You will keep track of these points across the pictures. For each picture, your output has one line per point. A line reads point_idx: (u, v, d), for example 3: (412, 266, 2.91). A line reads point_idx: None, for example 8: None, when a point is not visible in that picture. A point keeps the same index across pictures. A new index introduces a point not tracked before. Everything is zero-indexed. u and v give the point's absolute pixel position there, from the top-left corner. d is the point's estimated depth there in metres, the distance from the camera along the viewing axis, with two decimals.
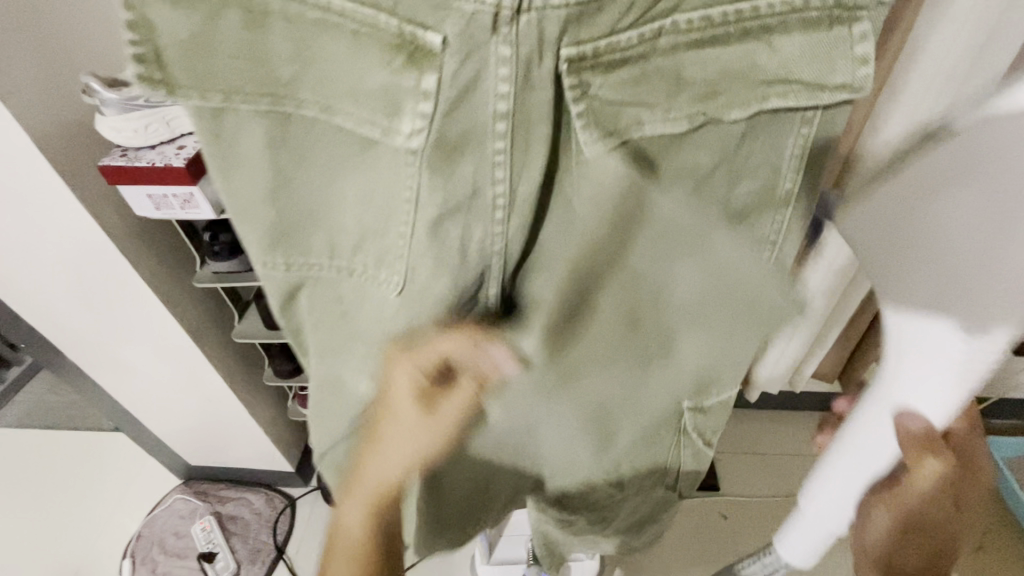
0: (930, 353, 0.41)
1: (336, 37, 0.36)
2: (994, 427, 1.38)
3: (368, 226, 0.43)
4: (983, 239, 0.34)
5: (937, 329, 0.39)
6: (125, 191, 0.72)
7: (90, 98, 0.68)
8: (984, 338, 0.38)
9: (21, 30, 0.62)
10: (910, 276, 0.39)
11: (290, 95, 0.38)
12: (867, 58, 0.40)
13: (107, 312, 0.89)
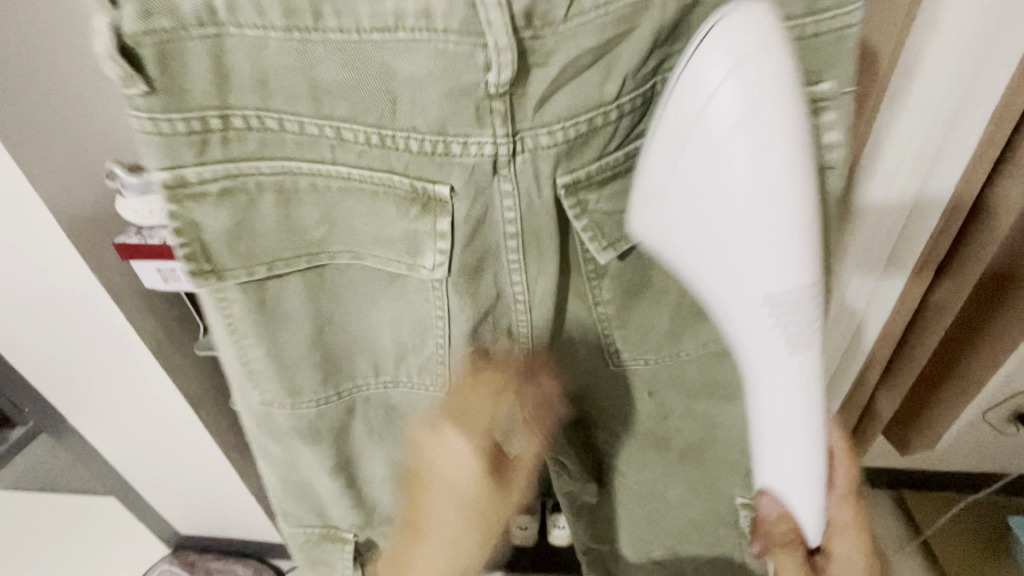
0: (779, 260, 0.31)
1: (386, 198, 0.35)
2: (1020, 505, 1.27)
3: (404, 341, 0.42)
4: (770, 239, 0.30)
5: (769, 265, 0.31)
6: (137, 266, 0.73)
7: (112, 182, 0.70)
8: (800, 277, 0.31)
9: (53, 124, 0.64)
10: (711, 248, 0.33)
11: (327, 249, 0.38)
12: (837, 142, 0.40)
13: (108, 379, 0.87)
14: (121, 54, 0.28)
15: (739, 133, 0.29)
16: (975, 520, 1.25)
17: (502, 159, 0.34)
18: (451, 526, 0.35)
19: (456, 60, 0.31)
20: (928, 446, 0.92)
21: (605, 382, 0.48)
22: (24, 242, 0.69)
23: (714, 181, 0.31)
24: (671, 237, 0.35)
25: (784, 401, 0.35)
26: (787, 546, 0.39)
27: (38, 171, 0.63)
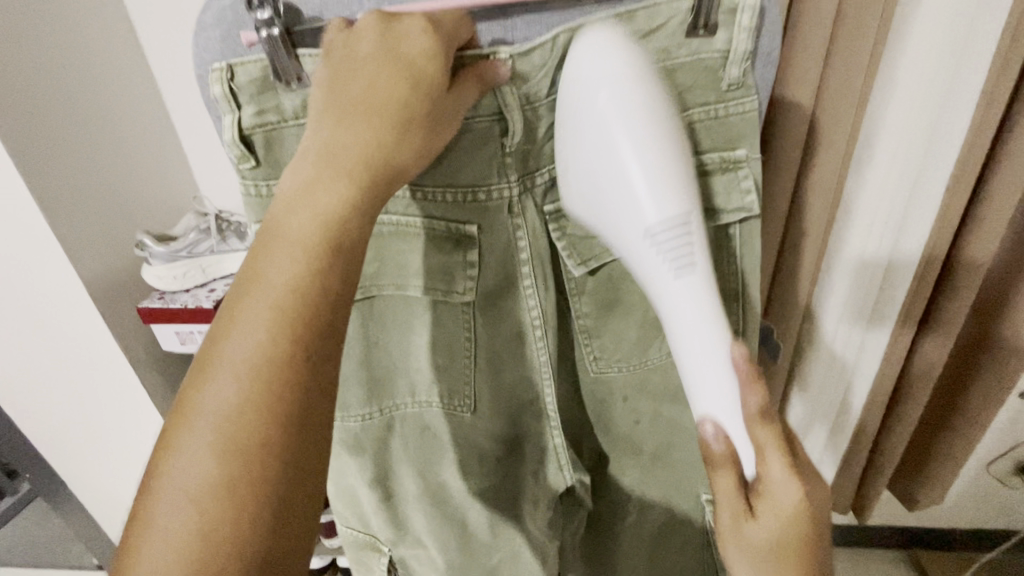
0: (652, 192, 0.35)
1: (427, 240, 0.38)
2: None
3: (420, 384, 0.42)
4: (643, 159, 0.35)
5: (633, 204, 0.35)
6: (157, 329, 0.77)
7: (141, 251, 0.77)
8: (677, 207, 0.35)
9: (92, 199, 0.71)
10: (599, 195, 0.37)
11: (375, 282, 0.39)
12: (752, 191, 0.41)
13: (115, 447, 0.88)
14: (238, 140, 0.35)
15: (602, 91, 0.34)
16: None
17: (515, 199, 0.39)
18: (222, 404, 0.28)
19: (485, 131, 0.37)
20: (937, 500, 0.92)
21: (613, 411, 0.50)
22: (51, 309, 0.73)
23: (611, 130, 0.35)
24: (587, 204, 0.38)
25: (685, 311, 0.36)
26: (719, 463, 0.36)
27: (75, 240, 0.69)
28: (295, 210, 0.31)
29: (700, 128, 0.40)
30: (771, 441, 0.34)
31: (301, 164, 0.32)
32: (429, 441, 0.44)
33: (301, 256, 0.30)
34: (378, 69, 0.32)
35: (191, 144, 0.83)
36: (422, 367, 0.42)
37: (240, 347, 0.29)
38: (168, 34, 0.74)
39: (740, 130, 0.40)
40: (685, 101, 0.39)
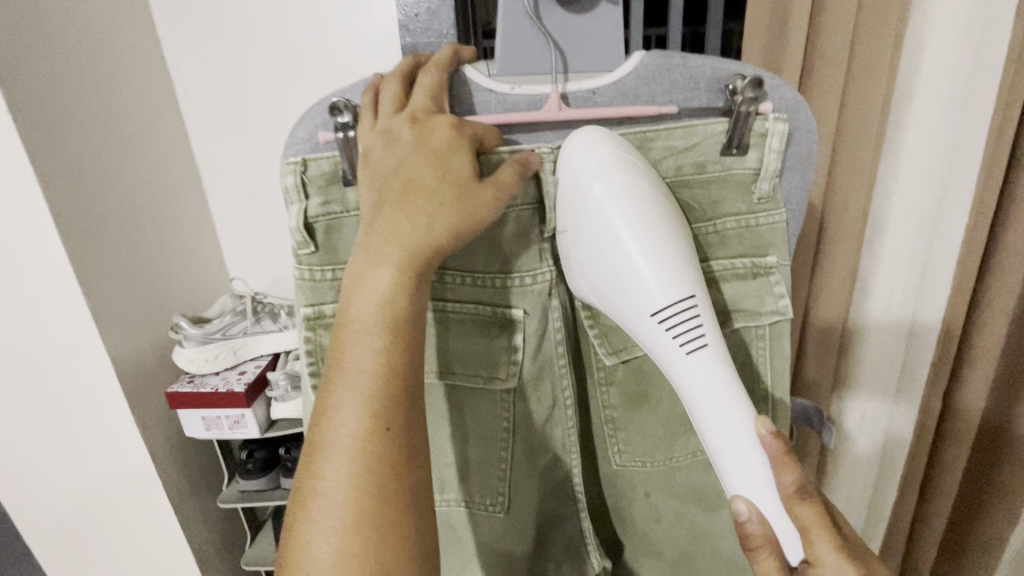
0: (658, 278, 0.35)
1: (472, 325, 0.38)
2: None
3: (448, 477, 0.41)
4: (646, 250, 0.35)
5: (646, 290, 0.35)
6: (181, 414, 0.78)
7: (175, 333, 0.78)
8: (682, 286, 0.35)
9: (132, 283, 0.75)
10: (605, 279, 0.37)
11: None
12: (785, 295, 0.42)
13: (110, 541, 0.82)
14: (302, 226, 0.35)
15: (598, 182, 0.35)
16: None
17: (553, 284, 0.40)
18: (335, 490, 0.28)
19: (529, 217, 0.38)
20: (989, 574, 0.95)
21: (632, 506, 0.47)
22: (72, 394, 0.72)
23: (611, 219, 0.36)
24: (589, 288, 0.38)
25: (715, 390, 0.35)
26: (759, 545, 0.34)
27: (111, 323, 0.71)
28: (347, 379, 0.29)
29: (730, 233, 0.41)
30: (815, 520, 0.33)
31: (349, 330, 0.30)
32: (454, 544, 0.42)
33: (361, 428, 0.29)
34: (431, 209, 0.31)
35: (228, 230, 0.90)
36: (454, 459, 0.41)
37: (322, 530, 0.28)
38: (220, 136, 0.83)
39: (769, 238, 0.42)
40: (719, 210, 0.41)
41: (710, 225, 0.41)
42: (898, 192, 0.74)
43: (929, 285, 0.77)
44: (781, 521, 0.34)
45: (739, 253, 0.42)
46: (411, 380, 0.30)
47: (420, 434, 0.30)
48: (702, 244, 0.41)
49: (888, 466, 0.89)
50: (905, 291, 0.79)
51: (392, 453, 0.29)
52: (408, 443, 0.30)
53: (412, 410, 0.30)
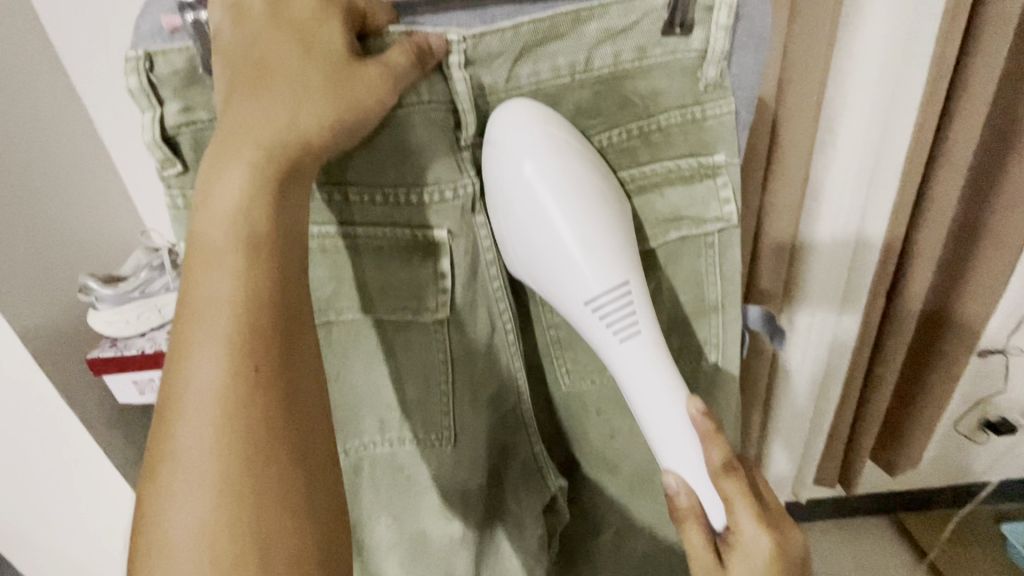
0: (591, 263, 0.33)
1: (391, 252, 0.34)
2: (1003, 512, 1.41)
3: (387, 417, 0.38)
4: (579, 236, 0.33)
5: (576, 275, 0.33)
6: (110, 380, 0.72)
7: (85, 296, 0.71)
8: (618, 273, 0.33)
9: (29, 246, 0.67)
10: (534, 268, 0.34)
11: (333, 306, 0.35)
12: (730, 200, 0.39)
13: (61, 517, 0.79)
14: (161, 141, 0.29)
15: (529, 163, 0.33)
16: (965, 534, 1.38)
17: (478, 198, 0.35)
18: (196, 436, 0.25)
19: (442, 118, 0.33)
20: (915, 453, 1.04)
21: (586, 425, 0.47)
22: None
23: (543, 204, 0.33)
24: (524, 280, 0.36)
25: (648, 373, 0.34)
26: (684, 517, 0.35)
27: (10, 292, 0.64)
28: (204, 310, 0.26)
29: (675, 129, 0.38)
30: (737, 493, 0.33)
31: (200, 251, 0.26)
32: (402, 483, 0.40)
33: (224, 365, 0.25)
34: (294, 107, 0.28)
35: (127, 172, 0.77)
36: (395, 399, 0.38)
37: (182, 485, 0.24)
38: (85, 61, 0.68)
39: (716, 134, 0.38)
40: (661, 104, 0.37)
41: (652, 122, 0.37)
42: (854, 89, 0.68)
43: (877, 187, 0.74)
44: (705, 493, 0.35)
45: (682, 154, 0.38)
46: (279, 304, 0.26)
47: (303, 376, 0.27)
48: (644, 143, 0.38)
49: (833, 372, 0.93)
50: (851, 198, 0.75)
51: (262, 386, 0.25)
52: (286, 383, 0.26)
53: (284, 344, 0.27)
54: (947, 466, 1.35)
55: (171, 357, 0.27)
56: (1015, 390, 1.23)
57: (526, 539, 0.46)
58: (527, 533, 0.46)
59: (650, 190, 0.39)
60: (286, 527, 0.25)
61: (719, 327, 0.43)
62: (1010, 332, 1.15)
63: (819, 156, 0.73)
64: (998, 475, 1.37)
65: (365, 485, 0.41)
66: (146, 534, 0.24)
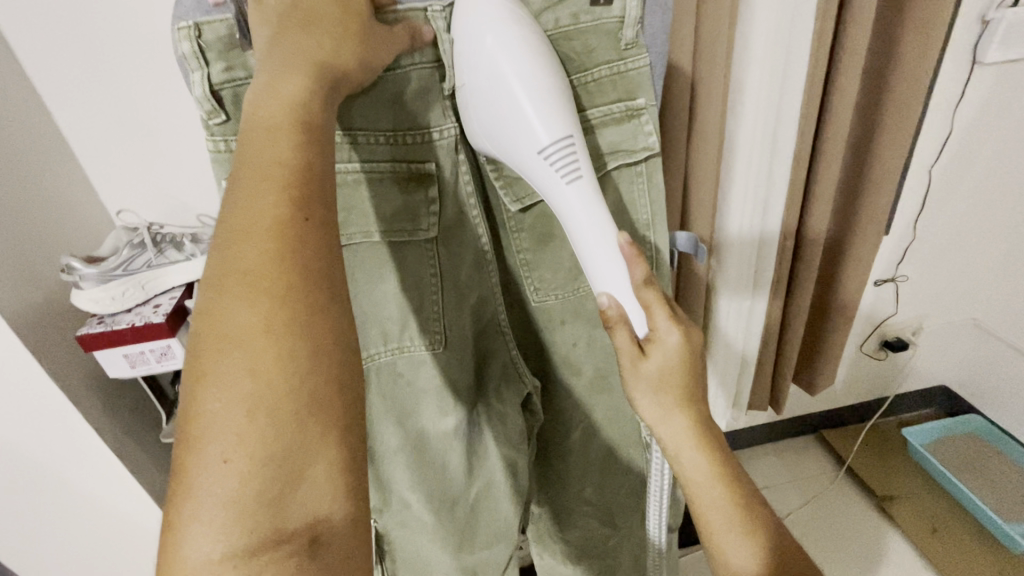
0: (541, 118, 0.44)
1: (389, 181, 0.47)
2: (904, 419, 1.66)
3: (395, 322, 0.50)
4: (532, 99, 0.44)
5: (527, 129, 0.44)
6: (100, 355, 0.75)
7: (69, 275, 0.74)
8: (562, 128, 0.44)
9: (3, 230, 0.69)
10: (494, 119, 0.45)
11: (344, 232, 0.46)
12: (652, 133, 0.52)
13: (51, 497, 0.81)
14: (209, 95, 0.39)
15: (493, 34, 0.43)
16: (878, 441, 1.60)
17: (458, 139, 0.49)
18: (256, 265, 0.29)
19: (431, 72, 0.46)
20: (830, 364, 1.24)
21: (554, 333, 0.62)
22: None
23: (503, 70, 0.43)
24: (487, 135, 0.46)
25: (587, 212, 0.46)
26: (615, 322, 0.48)
27: None
28: (264, 169, 0.31)
29: (604, 80, 0.51)
30: (654, 300, 0.47)
31: (260, 128, 0.33)
32: (402, 385, 0.53)
33: (280, 212, 0.30)
34: (332, 45, 0.37)
35: (90, 158, 0.81)
36: (399, 304, 0.50)
37: (241, 296, 0.29)
38: (61, 51, 0.73)
39: (638, 81, 0.51)
40: (592, 59, 0.50)
41: (587, 74, 0.50)
42: (755, 52, 0.85)
43: (781, 135, 0.91)
44: (634, 305, 0.48)
45: (614, 100, 0.51)
46: (321, 180, 0.33)
47: (336, 241, 0.32)
48: (583, 91, 0.51)
49: (755, 302, 1.08)
50: (762, 144, 0.92)
51: (313, 237, 0.31)
52: (331, 235, 0.32)
53: (327, 211, 0.32)
54: (858, 385, 1.58)
55: (227, 203, 0.32)
56: (904, 312, 1.46)
57: (506, 422, 0.60)
58: (510, 417, 0.60)
59: (592, 131, 0.52)
60: (326, 357, 0.30)
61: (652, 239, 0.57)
62: (895, 264, 1.36)
63: (732, 112, 0.90)
64: (898, 388, 1.61)
65: (373, 385, 0.52)
66: (210, 345, 0.28)
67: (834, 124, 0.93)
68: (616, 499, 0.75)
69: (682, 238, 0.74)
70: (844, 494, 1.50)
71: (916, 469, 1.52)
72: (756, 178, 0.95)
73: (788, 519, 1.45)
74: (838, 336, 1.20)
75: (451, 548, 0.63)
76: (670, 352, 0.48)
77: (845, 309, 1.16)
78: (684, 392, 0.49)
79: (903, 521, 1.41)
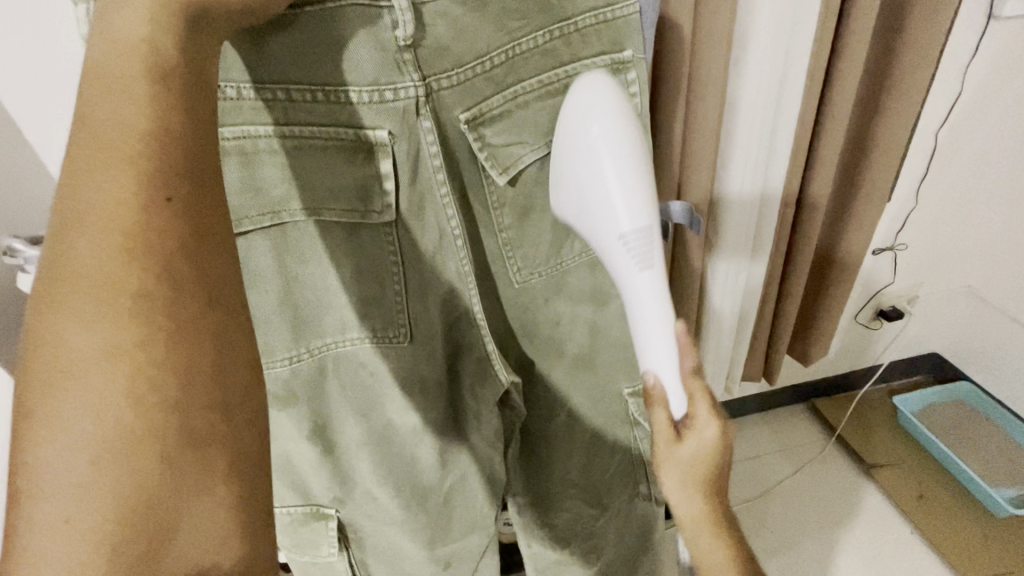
0: (628, 207, 0.46)
1: (337, 151, 0.42)
2: (894, 388, 1.66)
3: (349, 309, 0.47)
4: (624, 190, 0.46)
5: (611, 217, 0.46)
6: None
7: (11, 258, 0.67)
8: (645, 219, 0.46)
9: None
10: (580, 202, 0.47)
11: (286, 208, 0.43)
12: (637, 94, 0.52)
13: None
14: (95, 31, 0.34)
15: (601, 126, 0.45)
16: (868, 410, 1.60)
17: (420, 101, 0.43)
18: (98, 268, 0.24)
19: (373, 15, 0.40)
20: (824, 336, 1.22)
21: (537, 314, 0.59)
22: None
23: (601, 157, 0.45)
24: (571, 210, 0.49)
25: (653, 304, 0.47)
26: (655, 401, 0.49)
27: None
28: (108, 139, 0.26)
29: (589, 29, 0.49)
30: (700, 393, 0.49)
31: (103, 82, 0.27)
32: (365, 380, 0.50)
33: (128, 195, 0.25)
34: None
35: (28, 124, 0.71)
36: (350, 293, 0.46)
37: (81, 307, 0.24)
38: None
39: (625, 31, 0.50)
40: (576, 7, 0.49)
41: (570, 23, 0.49)
42: (762, 6, 0.77)
43: (784, 97, 0.85)
44: (676, 390, 0.48)
45: (598, 54, 0.50)
46: (185, 146, 0.27)
47: (217, 221, 0.27)
48: (565, 43, 0.49)
49: (751, 274, 1.04)
50: (765, 108, 0.86)
51: (172, 222, 0.26)
52: (198, 215, 0.27)
53: (192, 185, 0.27)
54: (851, 354, 1.56)
55: (63, 186, 0.26)
56: (900, 281, 1.43)
57: (481, 418, 0.56)
58: (486, 411, 0.56)
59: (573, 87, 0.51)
60: (198, 366, 0.25)
61: None
62: (895, 233, 1.33)
63: (733, 72, 0.83)
64: (890, 357, 1.60)
65: (329, 377, 0.50)
66: (38, 379, 0.23)
67: (841, 85, 0.87)
68: (601, 481, 0.73)
69: (680, 211, 0.69)
70: (834, 462, 1.51)
71: (904, 437, 1.53)
72: (758, 144, 0.89)
73: (777, 488, 1.45)
74: (833, 308, 1.17)
75: (422, 541, 0.61)
76: (693, 503, 0.51)
77: (843, 281, 1.13)
78: (717, 528, 0.52)
79: (890, 487, 1.42)
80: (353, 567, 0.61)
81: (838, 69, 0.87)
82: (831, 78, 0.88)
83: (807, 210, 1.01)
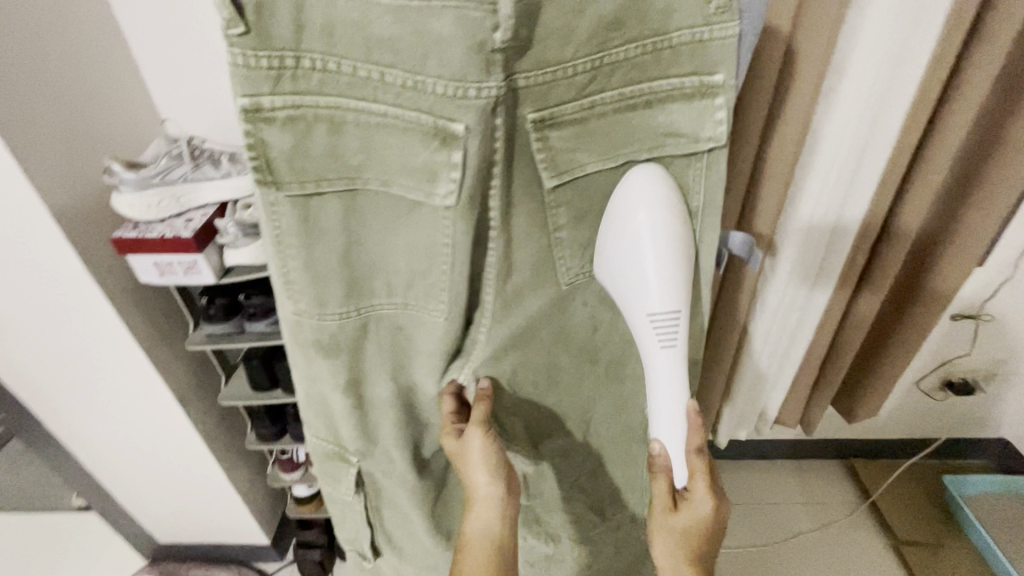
0: (661, 285, 0.53)
1: (413, 132, 0.45)
2: (950, 466, 1.52)
3: (413, 269, 0.52)
4: (659, 267, 0.53)
5: (648, 295, 0.54)
6: (132, 260, 0.76)
7: (110, 178, 0.74)
8: (675, 301, 0.54)
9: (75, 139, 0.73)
10: (623, 280, 0.55)
11: (361, 175, 0.47)
12: (723, 120, 0.52)
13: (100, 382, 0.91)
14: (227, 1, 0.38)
15: (643, 218, 0.52)
16: (911, 480, 1.48)
17: (496, 102, 0.45)
18: None
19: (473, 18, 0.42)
20: (880, 395, 1.13)
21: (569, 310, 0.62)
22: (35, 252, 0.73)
23: (643, 249, 0.53)
24: (614, 283, 0.57)
25: (667, 375, 0.56)
26: (658, 470, 0.57)
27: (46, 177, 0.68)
28: None
29: (683, 48, 0.49)
30: (699, 470, 0.54)
31: None
32: (401, 339, 0.56)
33: None
34: None
35: (144, 61, 0.82)
36: (404, 257, 0.52)
37: None
38: None
39: (719, 55, 0.49)
40: (673, 21, 0.48)
41: (666, 38, 0.49)
42: (869, 37, 0.72)
43: (876, 136, 0.79)
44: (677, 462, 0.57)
45: (686, 75, 0.50)
46: None
47: None
48: (655, 58, 0.49)
49: (806, 316, 0.99)
50: (853, 146, 0.80)
51: None
52: None
53: None
54: (906, 420, 1.45)
55: None
56: (979, 353, 1.30)
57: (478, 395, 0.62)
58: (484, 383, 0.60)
59: (654, 105, 0.51)
60: None
61: (698, 228, 0.57)
62: (982, 300, 1.20)
63: (823, 104, 0.78)
64: (949, 432, 1.47)
65: (371, 338, 0.55)
66: None
67: (946, 131, 0.79)
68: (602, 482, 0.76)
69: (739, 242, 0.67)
70: (861, 527, 1.42)
71: (946, 519, 1.40)
72: (837, 179, 0.83)
73: (792, 539, 1.39)
74: (894, 362, 1.07)
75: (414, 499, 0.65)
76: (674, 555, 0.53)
77: (914, 339, 1.04)
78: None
79: (918, 568, 1.32)
80: (366, 509, 0.66)
81: (950, 106, 0.78)
82: (935, 120, 0.81)
83: (888, 246, 0.93)
